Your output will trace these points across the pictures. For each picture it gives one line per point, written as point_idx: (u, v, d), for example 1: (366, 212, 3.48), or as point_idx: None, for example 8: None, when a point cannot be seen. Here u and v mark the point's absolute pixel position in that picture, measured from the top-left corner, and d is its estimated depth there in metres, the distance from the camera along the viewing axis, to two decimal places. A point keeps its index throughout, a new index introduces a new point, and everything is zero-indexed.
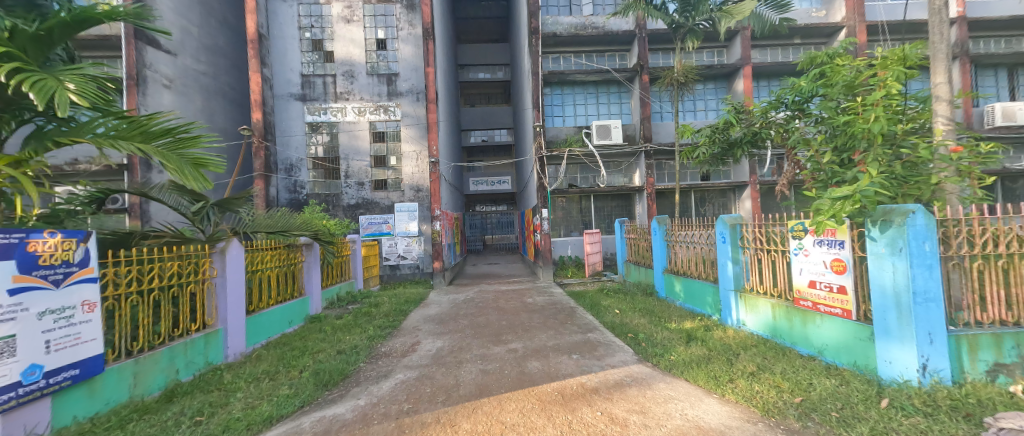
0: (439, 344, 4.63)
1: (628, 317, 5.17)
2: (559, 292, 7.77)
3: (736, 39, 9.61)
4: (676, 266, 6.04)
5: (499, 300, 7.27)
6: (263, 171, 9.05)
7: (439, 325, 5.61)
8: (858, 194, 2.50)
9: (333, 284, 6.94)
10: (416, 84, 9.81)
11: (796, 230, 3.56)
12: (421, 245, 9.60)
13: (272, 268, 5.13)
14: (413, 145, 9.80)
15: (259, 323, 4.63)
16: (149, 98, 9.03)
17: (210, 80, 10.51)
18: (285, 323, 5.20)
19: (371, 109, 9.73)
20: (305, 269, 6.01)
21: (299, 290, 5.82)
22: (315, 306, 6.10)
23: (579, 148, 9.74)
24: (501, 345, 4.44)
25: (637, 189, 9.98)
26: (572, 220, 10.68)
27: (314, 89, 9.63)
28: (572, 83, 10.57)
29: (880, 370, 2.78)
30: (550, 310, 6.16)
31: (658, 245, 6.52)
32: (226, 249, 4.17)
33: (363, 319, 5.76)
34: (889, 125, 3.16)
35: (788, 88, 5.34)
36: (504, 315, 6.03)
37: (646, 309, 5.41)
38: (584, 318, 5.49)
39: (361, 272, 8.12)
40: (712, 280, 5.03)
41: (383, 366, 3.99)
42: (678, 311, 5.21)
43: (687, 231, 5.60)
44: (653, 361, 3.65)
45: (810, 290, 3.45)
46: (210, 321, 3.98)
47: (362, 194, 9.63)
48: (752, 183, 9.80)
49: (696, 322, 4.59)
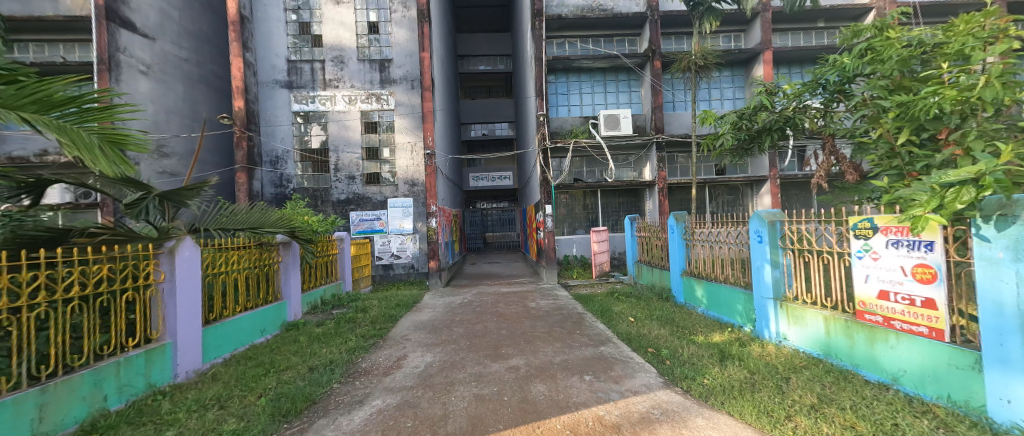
0: (429, 359, 4.01)
1: (645, 327, 4.53)
2: (564, 295, 7.12)
3: (755, 22, 8.91)
4: (696, 268, 5.40)
5: (498, 304, 6.63)
6: (245, 163, 8.40)
7: (431, 334, 4.98)
8: (989, 178, 1.83)
9: (317, 286, 6.33)
10: (411, 71, 9.16)
11: (862, 227, 2.91)
12: (417, 243, 9.02)
13: (241, 270, 4.51)
14: (409, 136, 9.16)
15: (220, 334, 4.01)
16: (123, 84, 8.41)
17: (193, 67, 9.87)
18: (256, 332, 4.60)
19: (362, 97, 9.08)
20: (281, 270, 5.38)
21: (274, 293, 5.20)
22: (294, 312, 5.49)
23: (586, 139, 9.07)
24: (500, 361, 3.81)
25: (647, 183, 9.31)
26: (577, 217, 9.99)
27: (301, 75, 8.97)
28: (578, 70, 9.85)
29: (991, 412, 2.13)
30: (555, 317, 5.51)
31: (675, 244, 5.88)
32: (176, 249, 3.52)
33: (346, 327, 5.14)
34: (997, 94, 2.49)
35: (829, 68, 4.75)
36: (504, 322, 5.39)
37: (665, 318, 4.76)
38: (594, 327, 4.84)
39: (350, 273, 7.53)
40: (743, 286, 4.39)
41: (359, 389, 3.35)
42: (703, 320, 4.57)
43: (711, 228, 4.95)
44: (684, 387, 3.01)
45: (880, 303, 2.80)
46: (155, 335, 3.35)
47: (353, 188, 9.01)
48: (773, 178, 9.11)
49: (727, 335, 3.96)
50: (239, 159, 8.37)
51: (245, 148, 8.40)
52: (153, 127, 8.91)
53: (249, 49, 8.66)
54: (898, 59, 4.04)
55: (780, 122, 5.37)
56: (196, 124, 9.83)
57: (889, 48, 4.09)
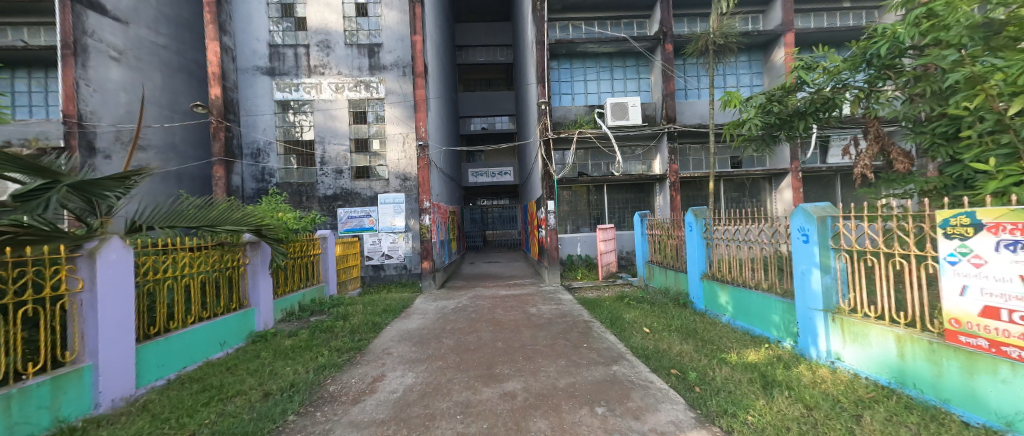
0: (410, 381, 3.38)
1: (664, 340, 3.89)
2: (568, 300, 6.47)
3: (775, 2, 8.20)
4: (719, 270, 4.76)
5: (496, 310, 6.00)
6: (223, 156, 7.77)
7: (416, 347, 4.35)
8: None
9: (295, 290, 5.72)
10: (402, 56, 8.50)
11: (958, 224, 2.24)
12: (409, 242, 8.39)
13: (195, 274, 3.90)
14: (400, 127, 8.53)
15: (163, 350, 3.39)
16: (91, 70, 7.78)
17: (171, 55, 9.24)
18: (214, 346, 3.99)
19: (350, 85, 8.43)
20: (249, 274, 4.75)
21: (238, 300, 4.57)
22: (264, 321, 4.88)
23: (591, 130, 8.38)
24: (493, 385, 3.17)
25: (657, 178, 8.64)
26: (580, 213, 9.33)
27: (284, 61, 8.33)
28: (582, 55, 9.16)
29: None
30: (559, 326, 4.86)
31: (693, 243, 5.23)
32: (99, 251, 2.89)
33: (321, 338, 4.53)
34: None
35: (880, 38, 4.05)
36: (501, 332, 4.76)
37: (686, 330, 4.12)
38: (604, 340, 4.21)
39: (334, 275, 6.93)
40: (779, 294, 3.73)
41: (318, 424, 2.70)
42: (730, 333, 3.93)
43: (738, 224, 4.30)
44: (723, 427, 2.34)
45: (979, 322, 2.14)
46: (68, 357, 2.72)
47: (341, 183, 8.39)
48: (794, 171, 8.42)
49: (763, 354, 3.32)
50: (216, 151, 7.73)
51: (222, 140, 7.77)
52: (127, 117, 8.31)
53: (227, 33, 8.01)
54: (968, 24, 3.37)
55: (817, 103, 4.66)
56: (175, 115, 9.23)
57: (955, 11, 3.43)
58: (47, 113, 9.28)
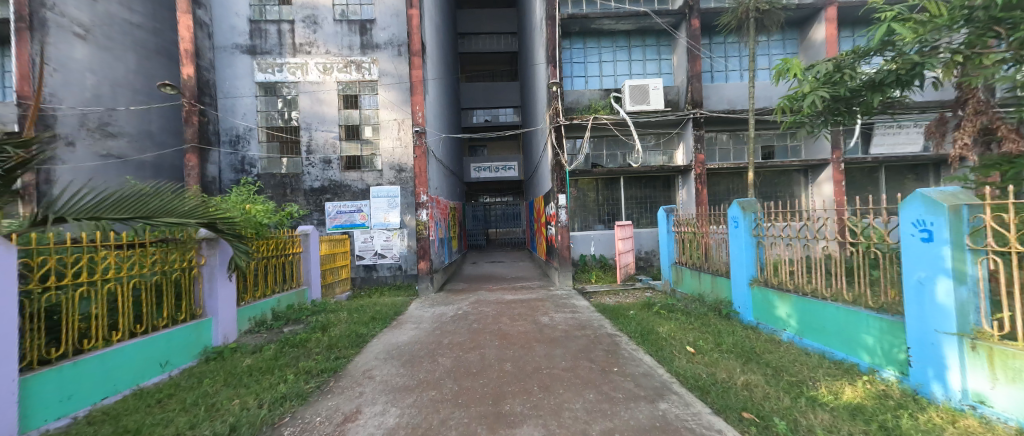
0: (391, 421, 2.55)
1: (717, 364, 3.06)
2: (584, 306, 5.64)
3: None
4: (777, 276, 3.91)
5: (501, 318, 5.18)
6: (196, 142, 6.97)
7: (405, 368, 3.51)
8: None
9: (268, 296, 4.92)
10: (397, 33, 7.68)
11: None
12: (405, 240, 7.59)
13: (123, 279, 3.07)
14: (395, 113, 7.71)
15: (72, 378, 2.58)
16: (51, 48, 7.07)
17: (147, 34, 8.45)
18: (150, 367, 3.18)
19: (340, 65, 7.61)
20: (205, 277, 3.92)
21: (190, 310, 3.75)
22: (225, 335, 4.07)
23: (607, 115, 7.53)
24: (502, 432, 2.32)
25: (680, 169, 7.81)
26: (593, 209, 8.48)
27: (266, 38, 7.52)
28: (597, 34, 8.29)
29: None
30: (580, 341, 4.02)
31: (738, 243, 4.38)
32: None
33: (290, 356, 3.70)
34: None
35: None
36: (509, 349, 3.92)
37: (743, 350, 3.27)
38: (637, 361, 3.39)
39: (318, 277, 6.13)
40: (871, 308, 2.89)
41: None
42: (803, 356, 3.08)
43: (804, 219, 3.46)
44: None
45: None
46: None
47: (329, 175, 7.58)
48: (835, 162, 7.58)
49: (865, 391, 2.46)
50: (189, 136, 6.93)
51: (196, 125, 6.97)
52: (94, 100, 7.54)
53: (202, 6, 7.20)
54: None
55: (899, 71, 3.71)
56: (152, 100, 8.46)
57: None
58: (7, 96, 8.53)
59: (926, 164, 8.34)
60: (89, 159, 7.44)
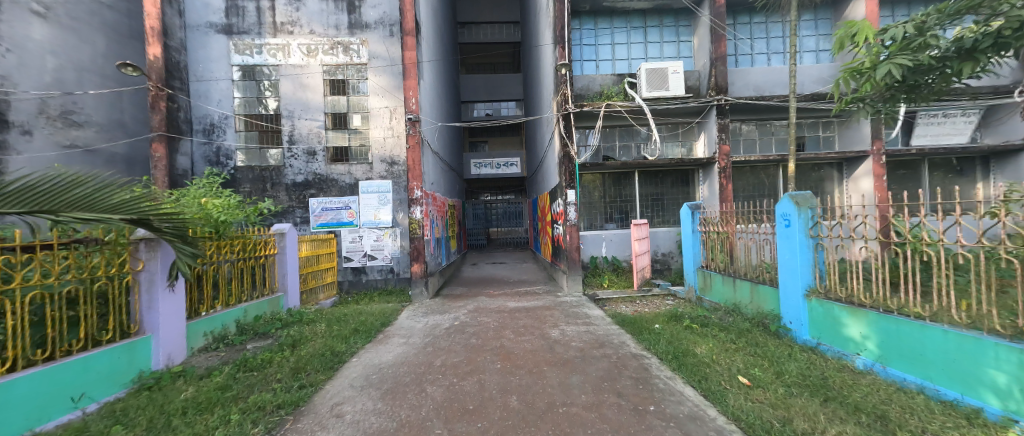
0: None
1: (783, 404, 2.35)
2: (598, 317, 4.93)
3: None
4: (842, 288, 3.19)
5: (504, 331, 4.48)
6: (164, 130, 6.30)
7: (383, 402, 2.80)
8: None
9: (231, 306, 4.22)
10: (389, 12, 6.97)
11: None
12: (397, 240, 6.89)
13: (15, 288, 2.34)
14: (387, 99, 7.01)
15: None
16: (5, 26, 6.37)
17: (118, 15, 7.75)
18: (57, 401, 2.45)
19: (325, 46, 6.89)
20: (143, 287, 3.22)
21: (119, 327, 3.02)
22: (167, 358, 3.34)
23: (621, 102, 6.77)
24: None
25: (702, 163, 7.11)
26: (604, 207, 7.75)
27: (244, 16, 6.82)
28: (609, 13, 7.56)
29: None
30: (600, 364, 3.30)
31: (787, 247, 3.67)
32: None
33: (242, 385, 2.98)
34: None
35: None
36: (513, 375, 3.20)
37: (815, 385, 2.54)
38: (678, 396, 2.66)
39: (296, 282, 5.43)
40: (993, 332, 2.17)
41: None
42: (898, 395, 2.35)
43: (886, 213, 2.69)
44: None
45: None
46: None
47: (313, 168, 6.88)
48: (876, 153, 6.90)
49: None
50: (156, 124, 6.25)
51: (163, 111, 6.31)
52: (55, 85, 6.86)
53: None
54: None
55: (1004, 31, 2.91)
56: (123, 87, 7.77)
57: None
58: None
59: (972, 159, 7.73)
60: (49, 149, 6.77)
